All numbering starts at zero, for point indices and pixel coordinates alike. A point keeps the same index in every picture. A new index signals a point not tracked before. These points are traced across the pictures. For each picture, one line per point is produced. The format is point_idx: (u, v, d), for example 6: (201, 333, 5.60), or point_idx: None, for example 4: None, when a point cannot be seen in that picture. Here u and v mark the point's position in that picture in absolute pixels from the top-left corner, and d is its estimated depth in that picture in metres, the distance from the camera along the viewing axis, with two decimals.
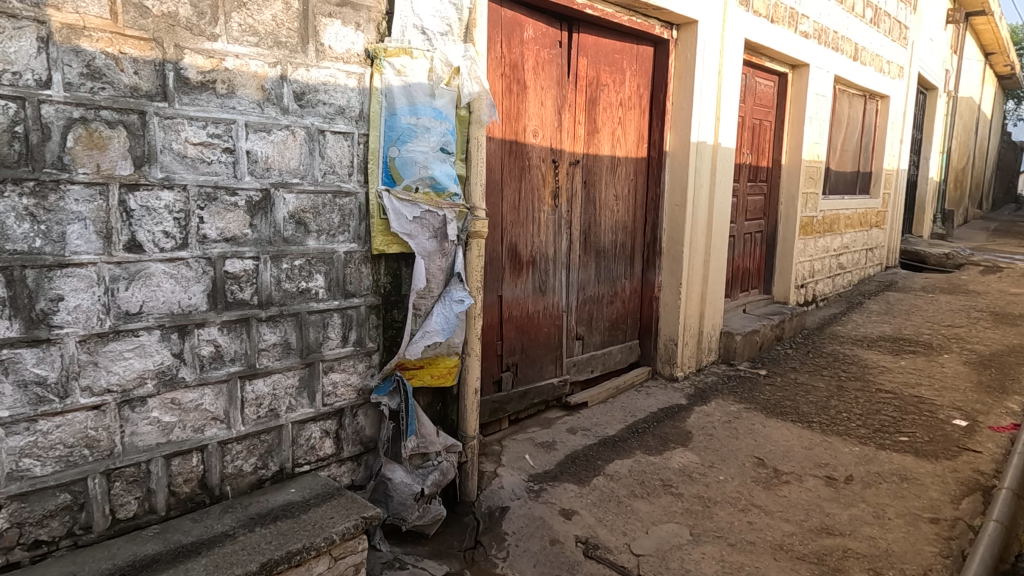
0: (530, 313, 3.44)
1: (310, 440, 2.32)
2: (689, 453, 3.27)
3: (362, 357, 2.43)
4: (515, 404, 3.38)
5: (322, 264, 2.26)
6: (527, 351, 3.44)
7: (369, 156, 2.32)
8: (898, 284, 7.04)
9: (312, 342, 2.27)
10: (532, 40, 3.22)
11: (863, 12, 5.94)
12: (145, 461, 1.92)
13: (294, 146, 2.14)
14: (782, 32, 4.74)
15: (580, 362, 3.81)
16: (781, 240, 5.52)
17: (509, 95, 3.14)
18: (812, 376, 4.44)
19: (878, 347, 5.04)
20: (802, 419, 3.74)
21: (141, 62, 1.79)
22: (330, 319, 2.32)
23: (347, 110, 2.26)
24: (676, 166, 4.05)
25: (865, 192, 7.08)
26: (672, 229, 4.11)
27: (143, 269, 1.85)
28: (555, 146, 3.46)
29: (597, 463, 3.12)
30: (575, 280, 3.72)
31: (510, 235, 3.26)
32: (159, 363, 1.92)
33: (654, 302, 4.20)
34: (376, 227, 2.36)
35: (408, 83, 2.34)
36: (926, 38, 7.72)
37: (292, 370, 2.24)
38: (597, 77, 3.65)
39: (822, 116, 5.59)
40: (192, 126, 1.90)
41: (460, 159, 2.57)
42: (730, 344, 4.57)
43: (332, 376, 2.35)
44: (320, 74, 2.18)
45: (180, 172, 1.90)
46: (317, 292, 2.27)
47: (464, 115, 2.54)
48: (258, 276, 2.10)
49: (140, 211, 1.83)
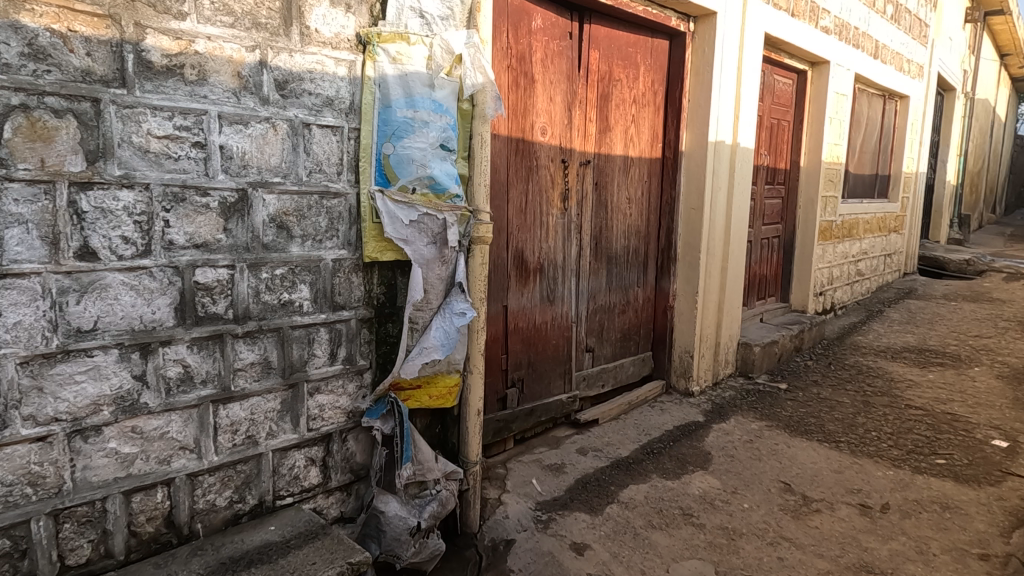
0: (537, 324, 3.20)
1: (293, 469, 2.08)
2: (709, 477, 3.02)
3: (352, 377, 2.19)
4: (522, 422, 3.13)
5: (307, 272, 2.02)
6: (534, 365, 3.20)
7: (362, 154, 2.09)
8: (918, 291, 6.77)
9: (296, 360, 2.04)
10: (540, 30, 2.98)
11: (884, 8, 5.70)
12: (100, 499, 1.68)
13: (275, 141, 1.90)
14: (803, 28, 4.50)
15: (591, 376, 3.56)
16: (799, 246, 5.27)
17: (515, 89, 2.90)
18: (835, 391, 4.17)
19: (902, 358, 4.77)
20: (829, 438, 3.48)
21: (95, 42, 1.55)
22: (317, 334, 2.08)
23: (336, 101, 2.03)
24: (693, 167, 3.81)
25: (884, 196, 6.82)
26: (688, 234, 3.86)
27: (97, 279, 1.62)
28: (564, 144, 3.22)
29: (610, 489, 2.87)
30: (585, 288, 3.48)
31: (516, 240, 3.02)
32: (117, 387, 1.68)
33: (668, 312, 3.95)
34: (369, 232, 2.12)
35: (404, 72, 2.10)
36: (945, 37, 7.47)
37: (274, 392, 2.00)
38: (609, 71, 3.41)
39: (842, 116, 5.34)
40: (156, 117, 1.67)
41: (462, 157, 2.34)
42: (748, 356, 4.32)
43: (318, 398, 2.11)
44: (305, 61, 1.94)
45: (142, 169, 1.66)
46: (301, 304, 2.03)
47: (467, 109, 2.30)
48: (233, 287, 1.87)
49: (95, 213, 1.60)
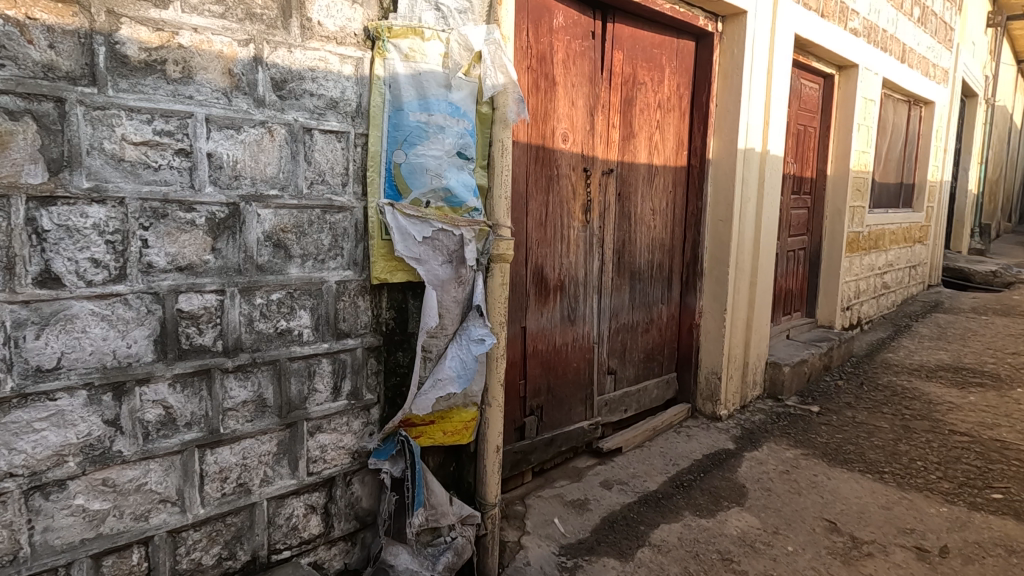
0: (557, 346, 2.95)
1: (291, 519, 1.84)
2: (746, 515, 2.76)
3: (358, 413, 1.95)
4: (541, 453, 2.89)
5: (307, 297, 1.79)
6: (554, 391, 2.95)
7: (370, 162, 1.86)
8: (945, 305, 6.51)
9: (295, 397, 1.80)
10: (562, 29, 2.75)
11: (911, 10, 5.47)
12: (64, 565, 1.44)
13: (271, 147, 1.67)
14: (832, 29, 4.27)
15: (613, 401, 3.32)
16: (825, 258, 5.03)
17: (536, 92, 2.67)
18: (872, 414, 3.91)
19: (938, 378, 4.50)
20: (872, 469, 3.21)
21: (59, 32, 1.33)
22: (318, 366, 1.84)
23: (341, 103, 1.80)
24: (721, 176, 3.57)
25: (908, 205, 6.57)
26: (716, 247, 3.62)
27: (61, 309, 1.38)
28: (586, 151, 2.98)
29: (639, 529, 2.62)
30: (608, 306, 3.24)
31: (536, 256, 2.78)
32: (85, 434, 1.44)
33: (694, 330, 3.70)
34: (377, 250, 1.88)
35: (418, 71, 1.87)
36: (969, 41, 7.24)
37: (269, 434, 1.76)
38: (634, 74, 3.18)
39: (869, 123, 5.10)
40: (133, 120, 1.44)
41: (481, 166, 2.11)
42: (777, 376, 4.07)
43: (319, 438, 1.87)
44: (306, 57, 1.71)
45: (115, 180, 1.43)
46: (301, 333, 1.79)
47: (487, 113, 2.07)
48: (223, 315, 1.63)
49: (59, 232, 1.37)
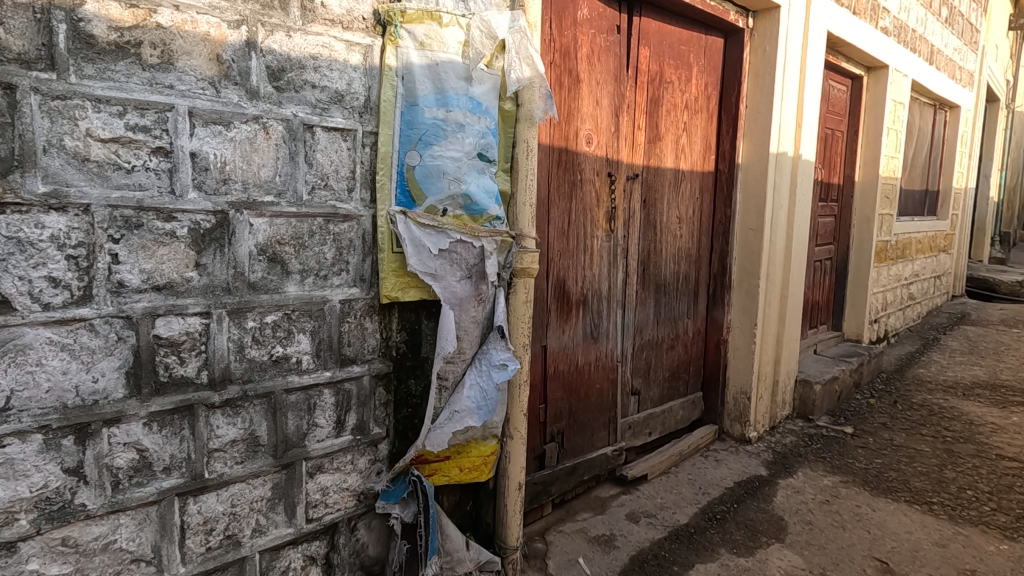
0: (579, 366, 2.72)
1: (287, 573, 1.60)
2: (788, 553, 2.51)
3: (365, 449, 1.71)
4: (562, 483, 2.65)
5: (307, 318, 1.55)
6: (575, 414, 2.71)
7: (379, 165, 1.62)
8: (971, 317, 6.26)
9: (292, 433, 1.56)
10: (587, 21, 2.52)
11: (939, 10, 5.25)
12: None
13: (266, 147, 1.44)
14: (864, 27, 4.05)
15: (637, 423, 3.08)
16: (853, 269, 4.78)
17: (559, 90, 2.45)
18: (911, 436, 3.65)
19: (976, 396, 4.24)
20: (920, 499, 2.96)
21: (9, 6, 1.11)
22: (320, 397, 1.61)
23: (347, 97, 1.57)
24: (751, 183, 3.34)
25: (933, 213, 6.32)
26: (745, 258, 3.39)
27: (11, 338, 1.15)
28: (611, 155, 2.75)
29: (673, 570, 2.37)
30: (632, 321, 3.00)
31: (557, 268, 2.55)
32: (40, 486, 1.21)
33: (722, 346, 3.47)
34: (387, 265, 1.65)
35: (435, 61, 1.65)
36: (993, 44, 7.00)
37: (262, 477, 1.52)
38: (661, 72, 2.95)
39: (898, 126, 4.87)
40: (101, 112, 1.21)
41: (503, 169, 1.90)
42: (807, 395, 3.83)
43: (320, 479, 1.63)
44: (307, 42, 1.48)
45: (78, 184, 1.20)
46: (300, 360, 1.56)
47: (510, 110, 1.86)
48: (208, 342, 1.40)
49: (8, 245, 1.14)
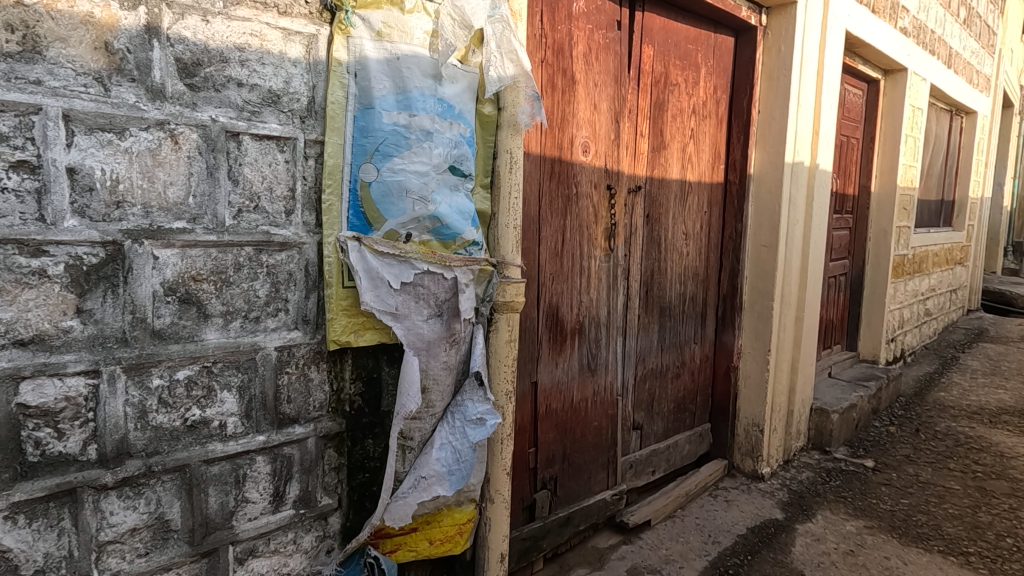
0: (575, 403, 2.41)
1: None
2: None
3: (311, 525, 1.41)
4: (555, 535, 2.34)
5: (233, 371, 1.25)
6: (570, 457, 2.41)
7: (328, 183, 1.32)
8: (990, 333, 5.96)
9: (215, 513, 1.26)
10: (583, 15, 2.23)
11: (958, 11, 4.95)
12: None
13: (176, 160, 1.14)
14: (883, 27, 3.76)
15: (639, 461, 2.79)
16: (869, 284, 4.48)
17: (551, 92, 2.15)
18: (939, 471, 3.35)
19: (1005, 425, 3.93)
20: (956, 550, 2.65)
21: None
22: (252, 467, 1.30)
23: (284, 97, 1.27)
24: (764, 195, 3.05)
25: (950, 225, 6.03)
26: (758, 278, 3.09)
27: None
28: (611, 165, 2.45)
29: None
30: (634, 349, 2.70)
31: (550, 293, 2.25)
32: None
33: (731, 373, 3.17)
34: (336, 303, 1.35)
35: (396, 55, 1.35)
36: (1009, 48, 6.72)
37: (175, 570, 1.22)
38: (666, 73, 2.66)
39: (915, 133, 4.58)
40: None
41: (482, 185, 1.61)
42: (824, 425, 3.53)
43: (252, 566, 1.32)
44: (230, 30, 1.18)
45: None
46: (225, 424, 1.26)
47: (491, 115, 1.57)
48: (98, 409, 1.10)
49: None
